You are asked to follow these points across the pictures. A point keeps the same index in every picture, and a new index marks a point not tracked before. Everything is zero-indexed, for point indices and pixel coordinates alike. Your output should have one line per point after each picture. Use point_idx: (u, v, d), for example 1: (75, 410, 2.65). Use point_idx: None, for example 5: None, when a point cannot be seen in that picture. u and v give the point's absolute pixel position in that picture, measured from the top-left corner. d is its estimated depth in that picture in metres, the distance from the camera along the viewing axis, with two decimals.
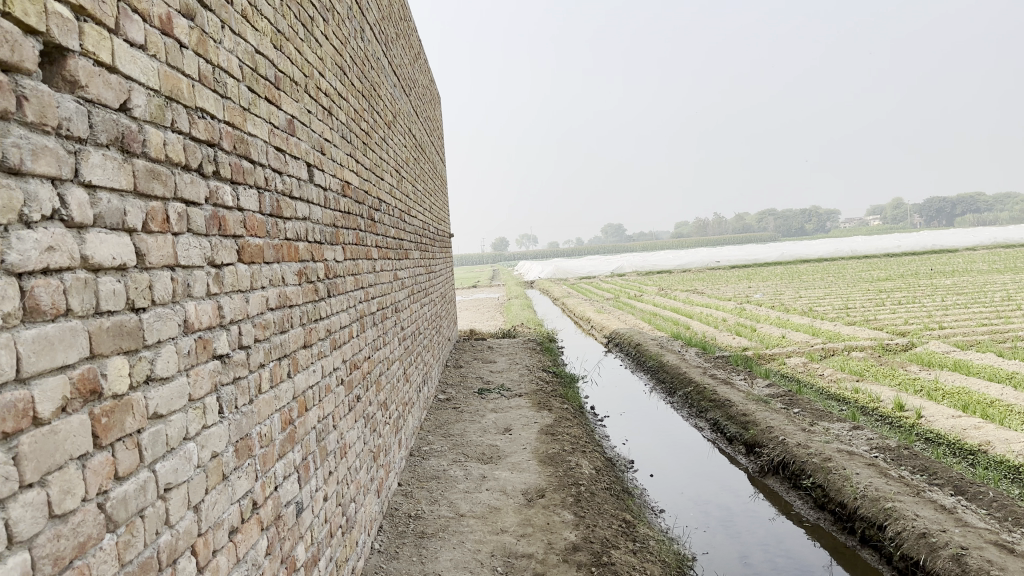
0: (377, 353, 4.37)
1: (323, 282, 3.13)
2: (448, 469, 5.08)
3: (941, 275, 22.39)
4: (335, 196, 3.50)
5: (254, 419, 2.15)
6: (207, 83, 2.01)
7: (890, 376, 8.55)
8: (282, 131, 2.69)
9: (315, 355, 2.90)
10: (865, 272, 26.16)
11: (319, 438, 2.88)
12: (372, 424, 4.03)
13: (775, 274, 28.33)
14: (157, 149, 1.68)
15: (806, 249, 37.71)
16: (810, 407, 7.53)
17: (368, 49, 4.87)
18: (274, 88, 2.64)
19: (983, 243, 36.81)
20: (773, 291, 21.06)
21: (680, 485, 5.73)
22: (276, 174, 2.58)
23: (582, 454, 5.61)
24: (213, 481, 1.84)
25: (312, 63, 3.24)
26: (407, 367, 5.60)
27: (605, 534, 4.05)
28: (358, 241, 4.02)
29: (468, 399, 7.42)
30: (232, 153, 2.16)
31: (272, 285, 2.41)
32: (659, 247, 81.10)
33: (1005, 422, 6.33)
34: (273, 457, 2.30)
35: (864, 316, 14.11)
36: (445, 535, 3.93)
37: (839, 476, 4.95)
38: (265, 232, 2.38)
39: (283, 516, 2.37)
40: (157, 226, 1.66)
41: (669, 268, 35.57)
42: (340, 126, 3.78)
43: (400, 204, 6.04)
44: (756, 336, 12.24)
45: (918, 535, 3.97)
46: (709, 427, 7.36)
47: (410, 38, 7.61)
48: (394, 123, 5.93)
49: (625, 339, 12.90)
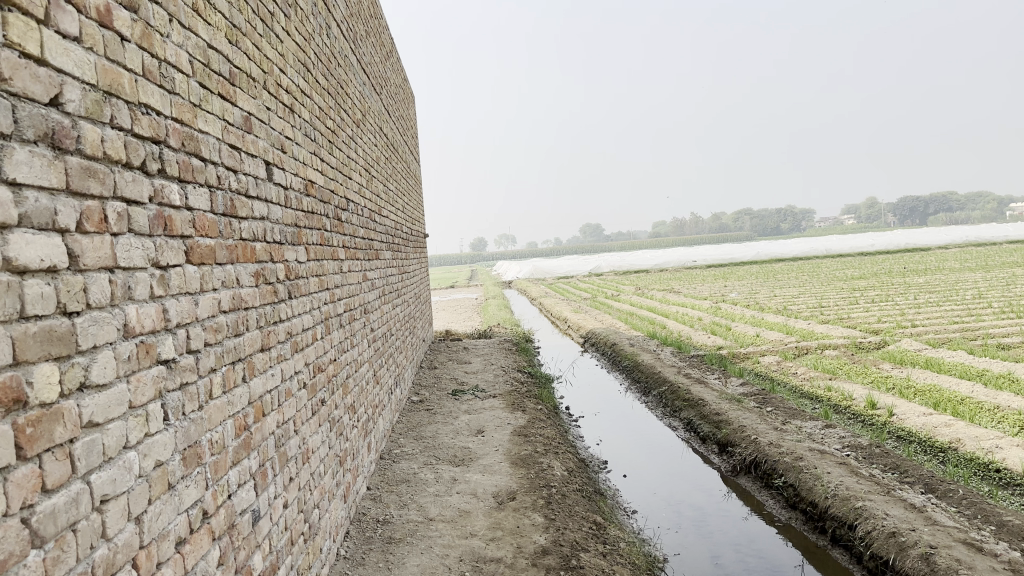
0: (344, 355, 4.30)
1: (283, 283, 3.06)
2: (418, 471, 5.02)
3: (914, 274, 22.61)
4: (296, 195, 3.42)
5: (204, 426, 2.09)
6: (152, 78, 1.94)
7: (862, 374, 8.59)
8: (237, 128, 2.62)
9: (274, 359, 2.83)
10: (839, 271, 26.36)
11: (278, 443, 2.81)
12: (338, 428, 3.96)
13: (750, 273, 28.49)
14: (93, 145, 1.61)
15: (781, 248, 38.02)
16: (783, 406, 7.54)
17: (335, 46, 4.79)
18: (228, 84, 2.56)
19: (955, 241, 37.30)
20: (749, 290, 21.17)
21: (653, 485, 5.71)
22: (231, 172, 2.51)
23: (554, 455, 5.57)
24: (157, 491, 1.78)
25: (272, 60, 3.17)
26: (377, 369, 5.53)
27: (575, 537, 4.01)
28: (323, 241, 3.95)
29: (441, 400, 7.36)
30: (181, 150, 2.09)
31: (224, 287, 2.34)
32: (636, 247, 81.42)
33: (975, 420, 6.37)
34: (225, 465, 2.23)
35: (838, 314, 14.21)
36: (412, 540, 3.87)
37: (811, 475, 4.95)
38: (217, 232, 2.31)
39: (237, 525, 2.30)
40: (94, 227, 1.59)
41: (646, 267, 35.70)
42: (303, 124, 3.70)
43: (370, 203, 5.97)
44: (732, 335, 12.28)
45: (888, 534, 3.97)
46: (682, 426, 7.35)
47: (382, 36, 7.53)
48: (363, 122, 5.85)
49: (601, 339, 12.90)
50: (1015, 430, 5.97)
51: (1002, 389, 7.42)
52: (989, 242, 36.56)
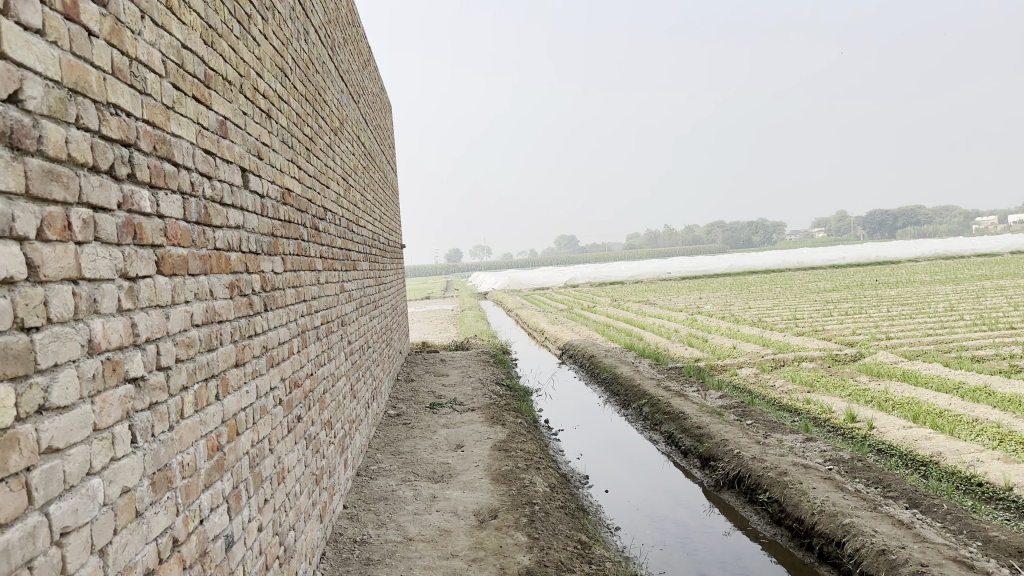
0: (321, 369, 4.17)
1: (259, 295, 2.94)
2: (396, 489, 4.89)
3: (885, 286, 22.86)
4: (273, 203, 3.30)
5: (175, 448, 1.96)
6: (122, 76, 1.81)
7: (840, 387, 8.60)
8: (211, 133, 2.50)
9: (248, 375, 2.70)
10: (812, 283, 26.59)
11: (253, 464, 2.68)
12: (315, 445, 3.83)
13: (724, 285, 28.66)
14: (56, 146, 1.49)
15: (755, 260, 38.32)
16: (763, 419, 7.50)
17: (313, 52, 4.68)
18: (203, 87, 2.44)
19: (924, 254, 37.90)
20: (724, 302, 21.29)
21: (635, 500, 5.63)
22: (204, 179, 2.38)
23: (536, 471, 5.46)
24: (124, 519, 1.64)
25: (248, 64, 3.05)
26: (354, 383, 5.39)
27: (559, 557, 3.90)
28: (300, 251, 3.83)
29: (419, 414, 7.23)
30: (152, 154, 1.97)
31: (197, 300, 2.22)
32: (610, 259, 81.77)
33: (955, 433, 6.37)
34: (197, 489, 2.10)
35: (813, 326, 14.29)
36: (392, 562, 3.74)
37: (796, 491, 4.90)
38: (190, 241, 2.19)
39: (209, 552, 2.17)
40: (56, 235, 1.47)
41: (622, 279, 35.80)
42: (280, 130, 3.58)
43: (348, 213, 5.84)
44: (709, 347, 12.28)
45: (877, 552, 3.91)
46: (663, 440, 7.28)
47: (359, 44, 7.41)
48: (341, 130, 5.74)
49: (579, 351, 12.83)
50: (995, 443, 5.97)
51: (980, 401, 7.45)
52: (956, 255, 37.22)
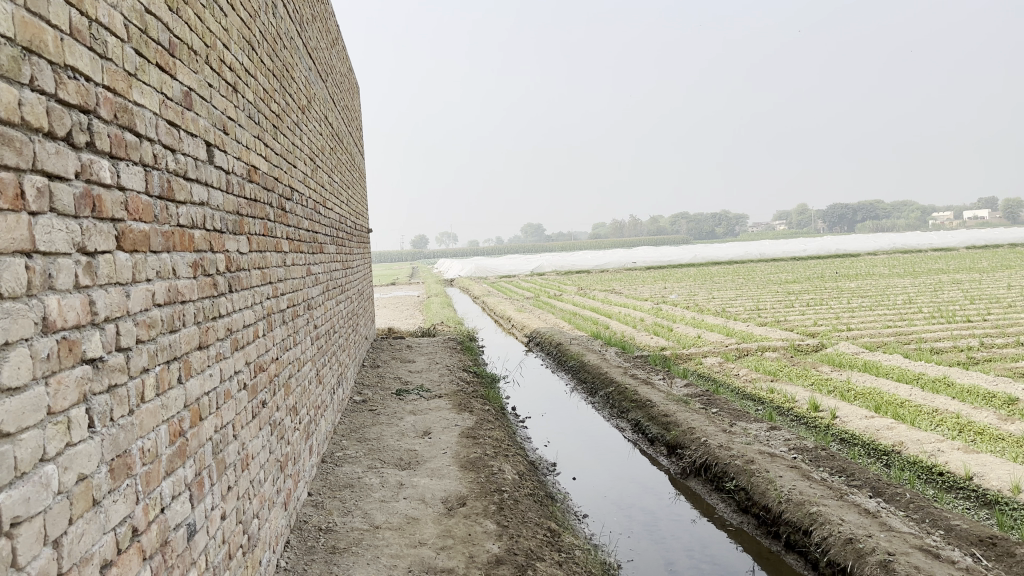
0: (286, 353, 4.06)
1: (223, 275, 2.83)
2: (362, 476, 4.82)
3: (845, 279, 23.19)
4: (239, 180, 3.18)
5: (135, 433, 1.86)
6: (81, 38, 1.70)
7: (803, 376, 8.69)
8: (176, 103, 2.39)
9: (212, 358, 2.60)
10: (775, 274, 26.92)
11: (216, 450, 2.58)
12: (280, 431, 3.73)
13: (688, 275, 28.90)
14: (8, 109, 1.38)
15: (718, 251, 38.68)
16: (728, 408, 7.55)
17: (281, 27, 4.54)
18: (168, 55, 2.33)
19: (883, 248, 38.65)
20: (690, 291, 21.44)
21: (602, 488, 5.62)
22: (168, 152, 2.27)
23: (504, 458, 5.42)
24: (79, 508, 1.55)
25: (215, 34, 2.93)
26: (320, 368, 5.30)
27: (529, 545, 3.87)
28: (265, 231, 3.71)
29: (385, 400, 7.14)
30: (113, 123, 1.86)
31: (159, 279, 2.11)
32: (575, 248, 81.98)
33: (916, 423, 6.46)
34: (158, 476, 2.01)
35: (775, 317, 14.46)
36: (358, 550, 3.67)
37: (763, 479, 4.92)
38: (152, 216, 2.09)
39: (170, 542, 2.08)
40: (8, 203, 1.37)
41: (587, 268, 35.85)
42: (246, 105, 3.45)
43: (315, 194, 5.71)
44: (674, 336, 12.36)
45: (845, 541, 3.94)
46: (630, 427, 7.29)
47: (327, 21, 7.22)
48: (308, 109, 5.60)
49: (546, 338, 12.80)
50: (955, 433, 6.06)
51: (939, 392, 7.57)
52: (912, 249, 38.02)
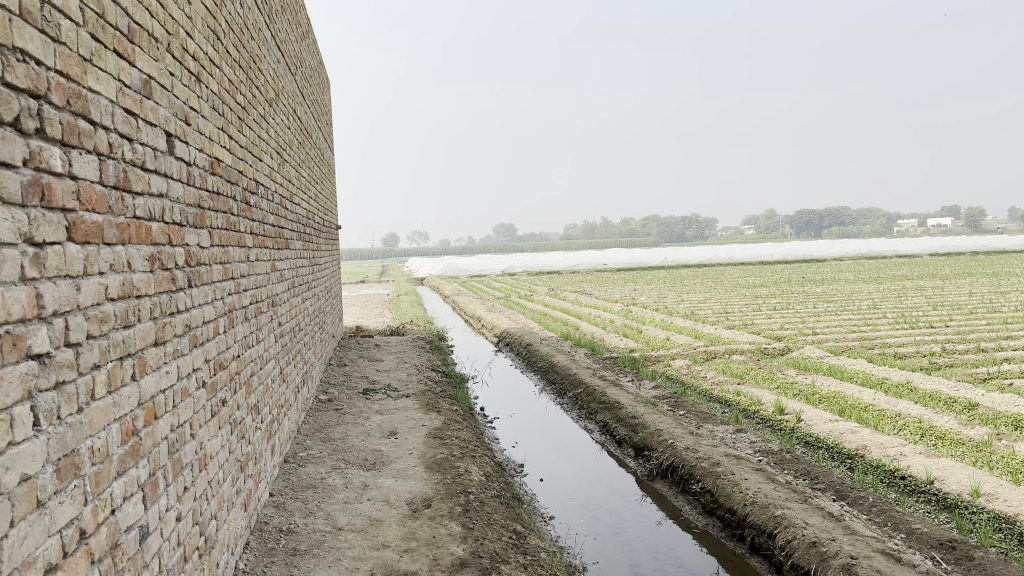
0: (249, 351, 3.98)
1: (183, 270, 2.76)
2: (326, 476, 4.74)
3: (812, 283, 23.49)
4: (201, 172, 3.11)
5: (84, 432, 1.79)
6: (32, 19, 1.63)
7: (769, 380, 8.76)
8: (134, 92, 2.31)
9: (169, 355, 2.53)
10: (743, 278, 27.19)
11: (172, 450, 2.51)
12: (240, 430, 3.65)
13: (658, 278, 29.09)
14: None
15: (689, 254, 38.98)
16: (695, 410, 7.58)
17: (248, 18, 4.46)
18: (126, 41, 2.25)
19: (848, 253, 39.26)
20: (659, 294, 21.57)
21: (569, 489, 5.60)
22: (124, 141, 2.20)
23: (471, 459, 5.38)
24: (22, 510, 1.48)
25: (177, 21, 2.85)
26: (284, 366, 5.21)
27: (494, 548, 3.83)
28: (228, 226, 3.63)
29: (351, 400, 7.06)
30: (65, 109, 1.79)
31: (113, 272, 2.04)
32: (547, 249, 82.13)
33: (878, 427, 6.54)
34: (108, 476, 1.94)
35: (743, 320, 14.58)
36: (319, 552, 3.60)
37: (729, 481, 4.94)
38: (106, 207, 2.02)
39: (121, 544, 2.01)
40: None
41: (558, 269, 35.92)
42: (210, 96, 3.37)
43: (282, 189, 5.62)
44: (643, 338, 12.40)
45: (808, 544, 3.96)
46: (598, 429, 7.29)
47: (297, 14, 7.12)
48: (276, 102, 5.51)
49: (516, 339, 12.77)
50: (917, 437, 6.15)
51: (902, 396, 7.67)
52: (877, 256, 38.62)
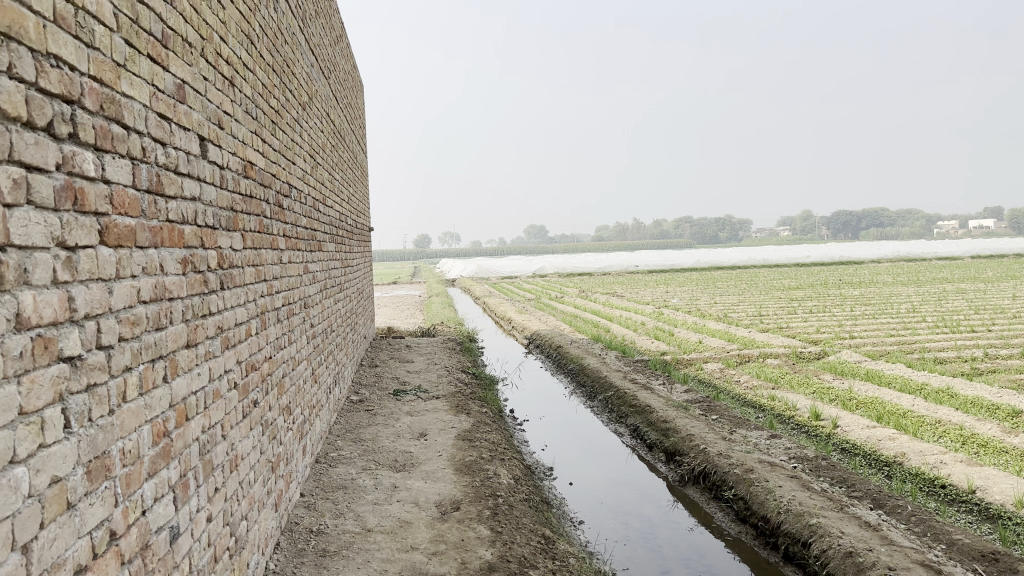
0: (280, 352, 4.01)
1: (215, 272, 2.78)
2: (356, 477, 4.76)
3: (848, 285, 23.09)
4: (234, 176, 3.14)
5: (115, 433, 1.81)
6: (66, 26, 1.64)
7: (804, 384, 8.63)
8: (168, 97, 2.34)
9: (201, 356, 2.55)
10: (777, 280, 26.85)
11: (203, 451, 2.53)
12: (272, 431, 3.67)
13: (691, 280, 28.84)
14: None
15: (722, 256, 38.60)
16: (728, 415, 7.48)
17: (282, 22, 4.50)
18: (160, 46, 2.27)
19: (886, 256, 38.59)
20: (692, 296, 21.37)
21: (598, 493, 5.56)
22: (157, 145, 2.22)
23: (500, 462, 5.37)
24: (52, 512, 1.50)
25: (212, 26, 2.88)
26: (316, 367, 5.25)
27: (522, 553, 3.80)
28: (261, 228, 3.66)
29: (382, 401, 7.09)
30: (98, 115, 1.80)
31: (145, 275, 2.06)
32: (578, 250, 81.91)
33: (917, 434, 6.39)
34: (139, 478, 1.95)
35: (778, 323, 14.38)
36: (348, 553, 3.61)
37: (762, 489, 4.86)
38: (139, 211, 2.04)
39: (151, 545, 2.02)
40: None
41: (590, 270, 35.80)
42: (244, 100, 3.40)
43: (314, 191, 5.66)
44: (675, 340, 12.29)
45: (845, 554, 3.88)
46: (628, 432, 7.23)
47: (331, 18, 7.18)
48: (309, 106, 5.55)
49: (546, 341, 12.74)
50: (957, 445, 6.00)
51: (942, 403, 7.50)
52: (916, 258, 37.91)
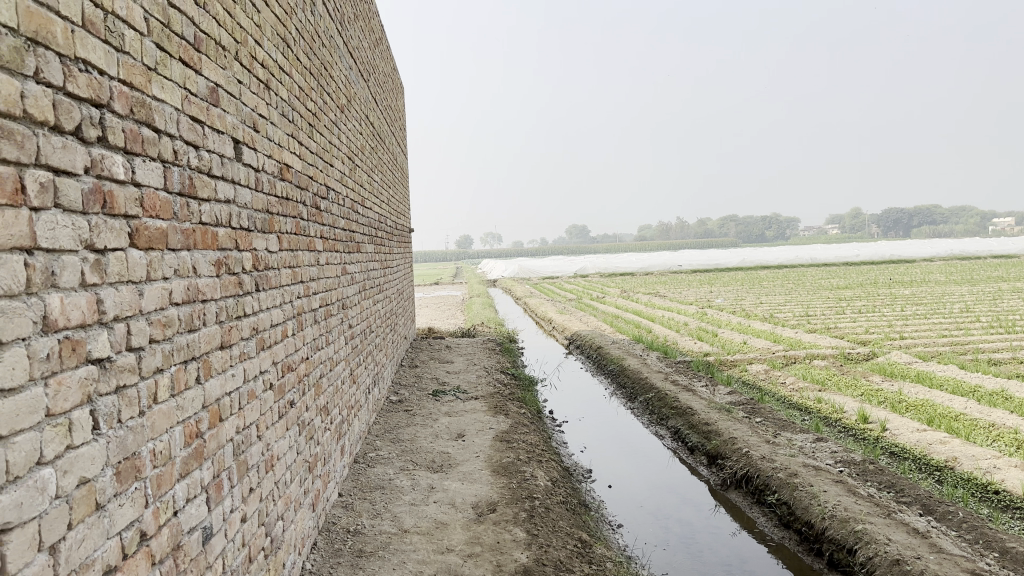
0: (318, 353, 4.03)
1: (250, 274, 2.79)
2: (394, 477, 4.77)
3: (898, 285, 22.49)
4: (269, 178, 3.16)
5: (145, 435, 1.82)
6: (95, 30, 1.66)
7: (852, 386, 8.42)
8: (201, 100, 2.35)
9: (235, 358, 2.57)
10: (824, 279, 26.31)
11: (237, 451, 2.55)
12: (309, 431, 3.69)
13: (735, 279, 28.43)
14: (8, 100, 1.34)
15: (768, 255, 37.96)
16: (773, 417, 7.33)
17: (320, 25, 4.53)
18: (192, 50, 2.29)
19: (939, 254, 37.59)
20: (736, 296, 21.05)
21: (638, 497, 5.48)
22: (190, 148, 2.23)
23: (538, 464, 5.33)
24: (80, 513, 1.51)
25: (246, 30, 2.90)
26: (354, 367, 5.27)
27: (559, 556, 3.76)
28: (298, 230, 3.69)
29: (421, 401, 7.11)
30: (128, 118, 1.82)
31: (177, 277, 2.08)
32: (620, 250, 81.42)
33: (970, 438, 6.18)
34: (170, 479, 1.96)
35: (824, 324, 14.08)
36: (384, 554, 3.61)
37: (806, 493, 4.74)
38: (171, 213, 2.05)
39: (184, 546, 2.04)
40: (6, 197, 1.32)
41: (632, 270, 35.53)
42: (280, 103, 3.43)
43: (353, 193, 5.69)
44: (718, 341, 12.11)
45: (891, 561, 3.76)
46: (669, 435, 7.13)
47: (371, 21, 7.22)
48: (348, 108, 5.58)
49: (587, 342, 12.66)
50: (1012, 450, 5.78)
51: (997, 405, 7.24)
52: (970, 256, 36.78)
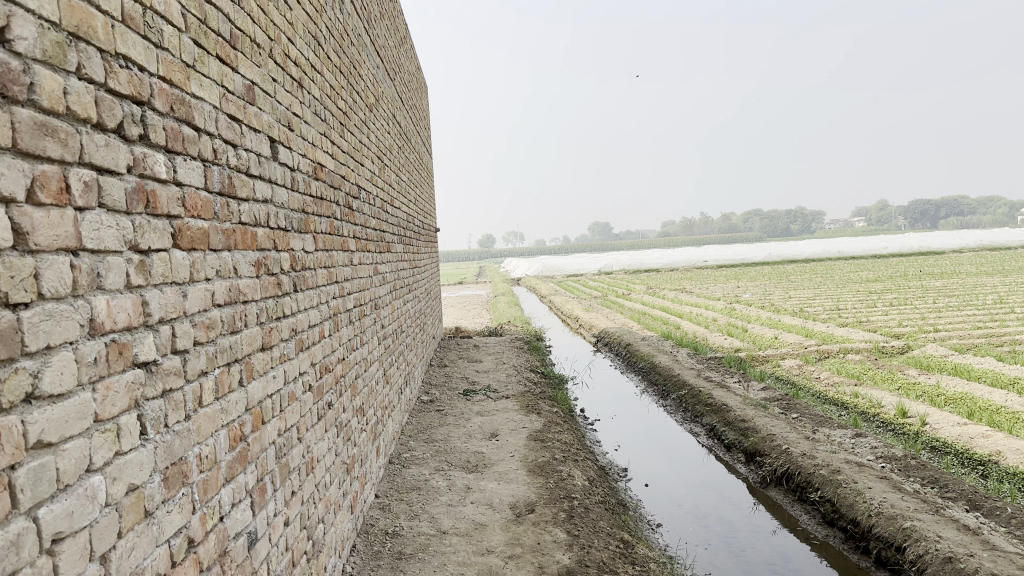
0: (353, 354, 3.99)
1: (288, 274, 2.76)
2: (430, 478, 4.73)
3: (930, 277, 22.08)
4: (304, 177, 3.12)
5: (191, 439, 1.78)
6: (135, 26, 1.61)
7: (889, 380, 8.25)
8: (237, 98, 2.31)
9: (276, 360, 2.53)
10: (853, 272, 25.93)
11: (279, 455, 2.51)
12: (346, 433, 3.66)
13: (761, 274, 28.12)
14: (52, 98, 1.30)
15: (794, 249, 37.52)
16: (809, 413, 7.20)
17: (348, 24, 4.50)
18: (229, 47, 2.25)
19: (970, 246, 36.90)
20: (764, 291, 20.82)
21: (676, 496, 5.39)
22: (229, 147, 2.20)
23: (574, 463, 5.26)
24: (130, 520, 1.47)
25: (279, 27, 2.86)
26: (387, 368, 5.23)
27: (601, 557, 3.69)
28: (332, 230, 3.65)
29: (452, 401, 7.07)
30: (169, 116, 1.78)
31: (219, 278, 2.03)
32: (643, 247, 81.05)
33: (1014, 431, 6.01)
34: (216, 484, 1.92)
35: (856, 317, 13.85)
36: (424, 557, 3.56)
37: (851, 490, 4.63)
38: (211, 213, 2.01)
39: (229, 552, 1.99)
40: (51, 197, 1.28)
41: (656, 266, 35.33)
42: (313, 102, 3.39)
43: (382, 193, 5.65)
44: (748, 337, 11.94)
45: (943, 559, 3.65)
46: (704, 432, 7.03)
47: (395, 20, 7.18)
48: (376, 107, 5.55)
49: (615, 339, 12.55)
50: None
51: None
52: (1002, 247, 36.06)
